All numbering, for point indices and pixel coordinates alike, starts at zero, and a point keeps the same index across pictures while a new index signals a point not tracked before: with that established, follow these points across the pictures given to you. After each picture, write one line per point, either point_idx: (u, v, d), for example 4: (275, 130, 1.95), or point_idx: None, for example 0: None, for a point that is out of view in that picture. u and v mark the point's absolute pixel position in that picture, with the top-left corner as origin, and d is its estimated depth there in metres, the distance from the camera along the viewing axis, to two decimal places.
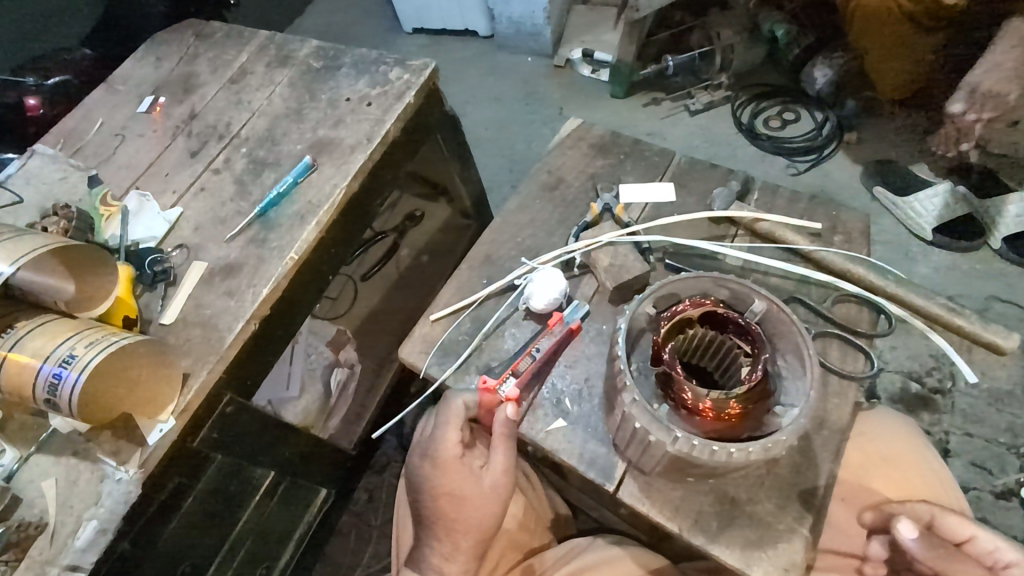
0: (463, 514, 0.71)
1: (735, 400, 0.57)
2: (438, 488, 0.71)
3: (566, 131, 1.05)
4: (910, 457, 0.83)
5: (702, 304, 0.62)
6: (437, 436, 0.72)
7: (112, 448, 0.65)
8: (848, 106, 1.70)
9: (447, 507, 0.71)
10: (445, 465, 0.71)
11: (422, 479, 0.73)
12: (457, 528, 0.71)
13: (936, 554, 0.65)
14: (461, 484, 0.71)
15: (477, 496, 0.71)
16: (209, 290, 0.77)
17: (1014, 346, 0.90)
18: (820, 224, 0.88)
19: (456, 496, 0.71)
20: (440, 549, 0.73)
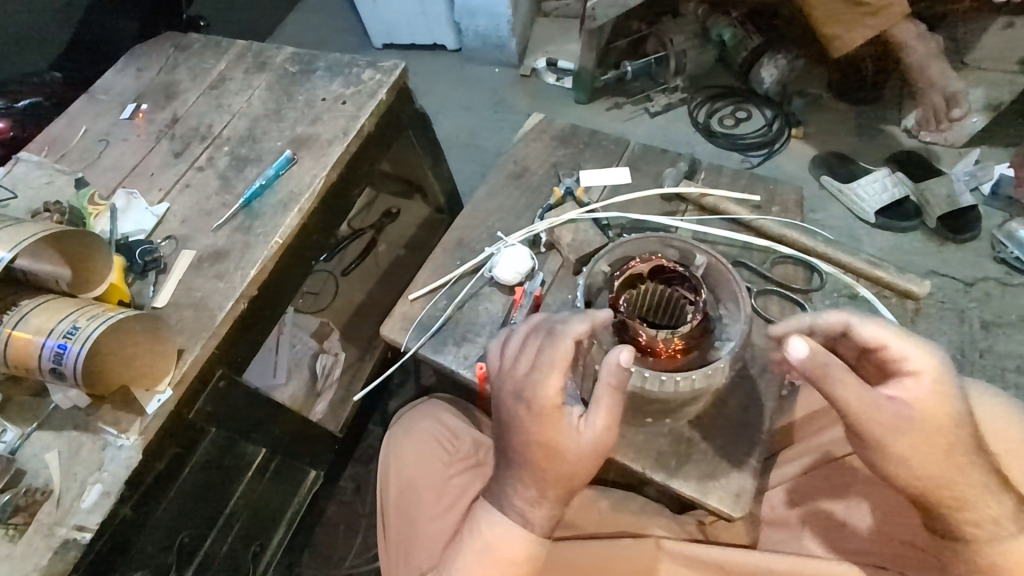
0: (551, 471, 0.65)
1: (680, 337, 0.65)
2: (534, 437, 0.65)
3: (529, 125, 1.13)
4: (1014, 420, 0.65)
5: (651, 260, 0.70)
6: (542, 379, 0.64)
7: (113, 418, 0.70)
8: (795, 103, 1.85)
9: (542, 457, 0.65)
10: (546, 412, 0.64)
11: (516, 427, 0.66)
12: (553, 477, 0.66)
13: (824, 367, 0.58)
14: (558, 438, 0.64)
15: (579, 450, 0.64)
16: (199, 274, 0.82)
17: (928, 292, 0.96)
18: (759, 197, 0.98)
19: (547, 450, 0.65)
20: (524, 495, 0.68)
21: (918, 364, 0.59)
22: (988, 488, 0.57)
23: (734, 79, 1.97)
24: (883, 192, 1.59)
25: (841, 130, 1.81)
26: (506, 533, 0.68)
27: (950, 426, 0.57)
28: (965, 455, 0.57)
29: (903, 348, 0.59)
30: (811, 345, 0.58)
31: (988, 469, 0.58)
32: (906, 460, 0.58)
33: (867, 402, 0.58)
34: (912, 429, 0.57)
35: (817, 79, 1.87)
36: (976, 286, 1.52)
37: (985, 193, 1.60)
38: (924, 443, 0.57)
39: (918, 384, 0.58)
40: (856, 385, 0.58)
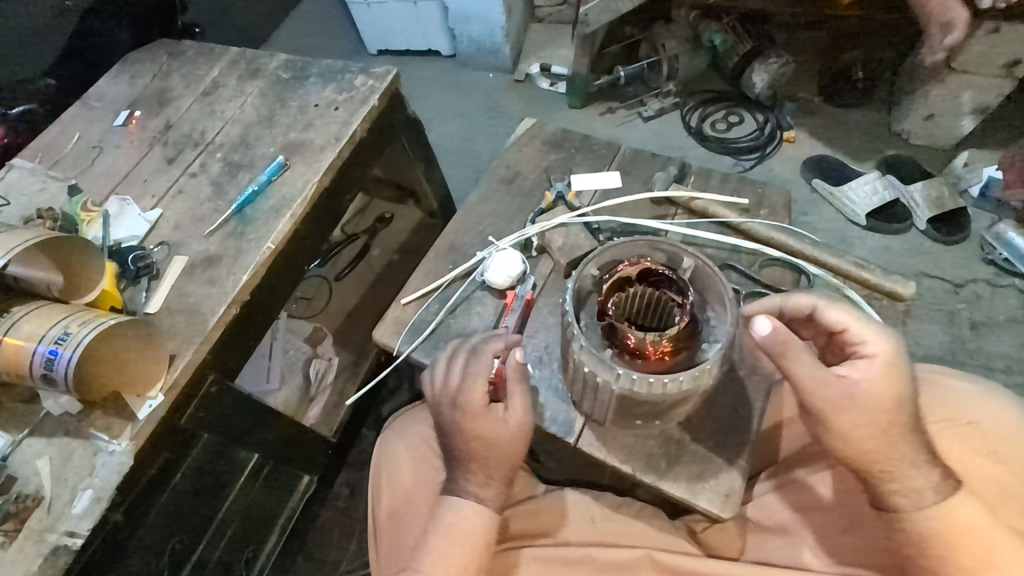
0: (490, 453, 0.73)
1: (668, 339, 0.65)
2: (470, 429, 0.73)
3: (521, 130, 1.14)
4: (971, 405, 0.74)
5: (639, 263, 0.71)
6: (467, 382, 0.74)
7: (104, 424, 0.70)
8: (787, 107, 1.87)
9: (479, 445, 0.73)
10: (473, 410, 0.73)
11: (453, 424, 0.74)
12: (491, 461, 0.73)
13: (785, 344, 0.64)
14: (488, 425, 0.73)
15: (509, 434, 0.73)
16: (191, 279, 0.83)
17: (914, 293, 0.96)
18: (747, 200, 0.99)
19: (483, 437, 0.73)
20: (474, 479, 0.74)
21: (874, 347, 0.66)
22: (918, 460, 0.64)
23: (726, 84, 1.98)
24: (873, 194, 1.61)
25: (831, 134, 1.83)
26: (464, 511, 0.72)
27: (895, 403, 0.64)
28: (904, 430, 0.64)
29: (863, 332, 0.67)
30: (775, 323, 0.64)
31: (922, 444, 0.65)
32: (848, 432, 0.64)
33: (821, 379, 0.64)
34: (858, 405, 0.64)
35: (803, 89, 1.91)
36: (966, 288, 1.53)
37: (975, 195, 1.63)
38: (867, 417, 0.64)
39: (870, 366, 0.65)
40: (812, 363, 0.64)
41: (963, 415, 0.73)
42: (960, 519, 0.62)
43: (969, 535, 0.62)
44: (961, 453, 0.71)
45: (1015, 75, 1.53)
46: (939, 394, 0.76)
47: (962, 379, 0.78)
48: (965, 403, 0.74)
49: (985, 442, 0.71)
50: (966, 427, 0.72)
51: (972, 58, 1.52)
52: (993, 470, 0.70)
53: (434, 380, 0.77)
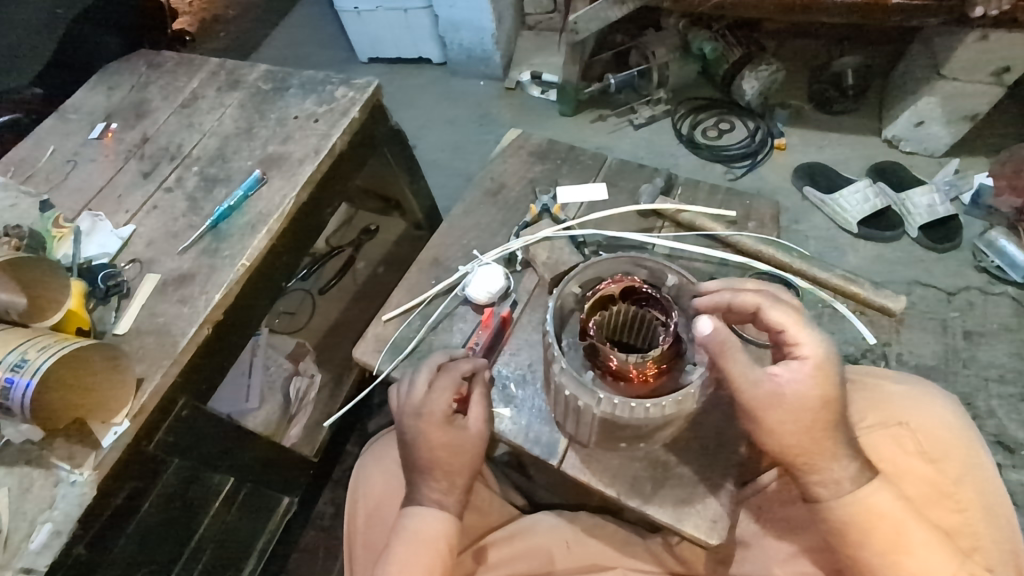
0: (452, 463, 0.72)
1: (652, 361, 0.63)
2: (433, 440, 0.71)
3: (507, 141, 1.13)
4: (913, 409, 0.75)
5: (622, 281, 0.68)
6: (428, 393, 0.72)
7: (66, 452, 0.67)
8: (777, 115, 1.86)
9: (442, 454, 0.71)
10: (435, 422, 0.71)
11: (416, 435, 0.72)
12: (455, 469, 0.72)
13: (723, 344, 0.61)
14: (450, 434, 0.71)
15: (470, 441, 0.72)
16: (162, 299, 0.80)
17: (904, 309, 0.97)
18: (735, 212, 0.97)
19: (445, 445, 0.71)
20: (436, 489, 0.72)
21: (807, 350, 0.63)
22: (839, 453, 0.62)
23: (717, 91, 1.97)
24: (864, 203, 1.60)
25: (822, 141, 1.82)
26: (427, 519, 0.70)
27: (824, 404, 0.62)
28: (829, 426, 0.62)
29: (800, 334, 0.64)
30: (717, 323, 0.60)
31: (846, 438, 0.63)
32: (775, 429, 0.62)
33: (749, 377, 0.62)
34: (786, 404, 0.62)
35: (794, 96, 1.91)
36: (959, 296, 1.52)
37: (966, 201, 1.62)
38: (794, 415, 0.62)
39: (801, 367, 0.63)
40: (745, 363, 0.62)
41: (895, 415, 0.75)
42: (874, 507, 0.61)
43: (879, 521, 0.61)
44: (894, 455, 0.72)
45: (1003, 81, 1.52)
46: (875, 394, 0.77)
47: (898, 382, 0.79)
48: (897, 405, 0.76)
49: (916, 442, 0.72)
50: (897, 428, 0.73)
51: (961, 65, 1.51)
52: (927, 469, 0.71)
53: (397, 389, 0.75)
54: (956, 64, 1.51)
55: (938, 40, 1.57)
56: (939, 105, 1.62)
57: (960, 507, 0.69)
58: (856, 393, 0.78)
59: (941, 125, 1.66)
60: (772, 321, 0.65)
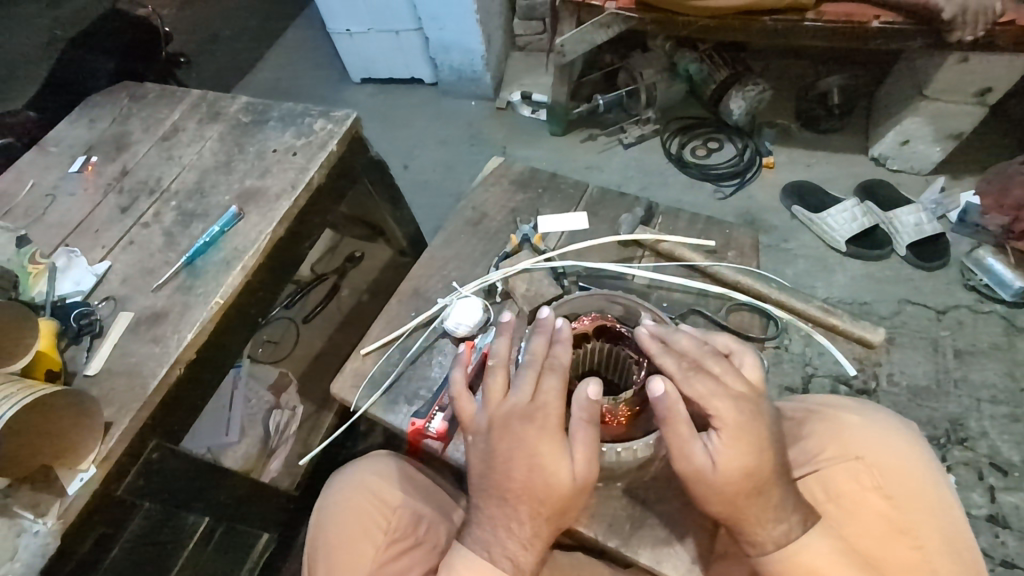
0: (545, 506, 0.62)
1: (624, 404, 0.65)
2: (541, 462, 0.60)
3: (488, 170, 1.13)
4: (871, 441, 0.75)
5: (596, 319, 0.72)
6: (540, 395, 0.63)
7: (31, 501, 0.66)
8: (764, 134, 1.87)
9: (545, 488, 0.61)
10: (548, 434, 0.61)
11: (516, 453, 0.62)
12: (543, 511, 0.62)
13: (663, 412, 0.60)
14: (563, 465, 0.60)
15: (580, 479, 0.61)
16: (135, 338, 0.80)
17: (883, 339, 0.98)
18: (714, 242, 0.99)
19: (550, 476, 0.60)
20: (519, 536, 0.63)
21: (720, 420, 0.60)
22: (765, 519, 0.61)
23: (706, 110, 1.99)
24: (852, 221, 1.62)
25: (809, 160, 1.83)
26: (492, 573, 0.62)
27: (749, 477, 0.59)
28: (753, 494, 0.60)
29: (715, 405, 0.60)
30: (668, 387, 0.59)
31: (775, 503, 0.61)
32: (705, 498, 0.61)
33: (684, 451, 0.60)
34: (712, 478, 0.59)
35: (780, 115, 1.92)
36: (949, 314, 1.52)
37: (953, 219, 1.63)
38: (719, 487, 0.60)
39: (718, 440, 0.59)
40: (687, 436, 0.59)
41: (852, 449, 0.74)
42: (805, 563, 0.61)
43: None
44: (852, 490, 0.73)
45: (985, 102, 1.54)
46: (834, 424, 0.77)
47: (857, 412, 0.78)
48: (856, 437, 0.75)
49: (873, 477, 0.73)
50: (855, 462, 0.74)
51: (942, 86, 1.53)
52: (884, 504, 0.72)
53: (496, 388, 0.66)
54: (938, 85, 1.53)
55: (920, 62, 1.60)
56: (923, 125, 1.63)
57: (917, 544, 0.69)
58: (815, 424, 0.78)
59: (925, 144, 1.67)
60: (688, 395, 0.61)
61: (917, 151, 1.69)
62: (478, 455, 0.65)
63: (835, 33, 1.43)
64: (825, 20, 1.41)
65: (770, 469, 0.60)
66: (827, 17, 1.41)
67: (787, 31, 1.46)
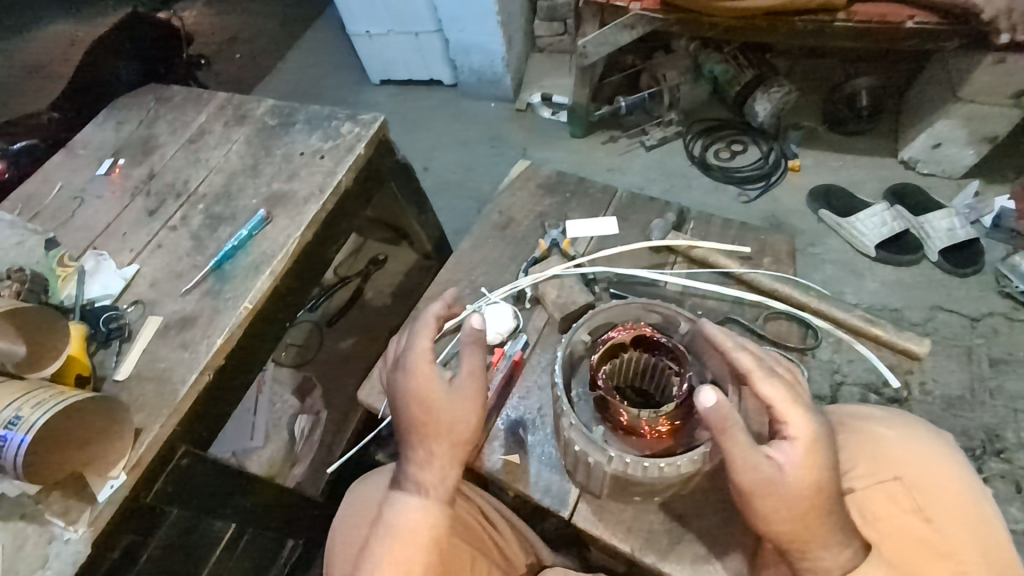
0: (430, 428, 0.66)
1: (665, 416, 0.62)
2: (413, 392, 0.67)
3: (515, 173, 1.11)
4: (902, 456, 0.72)
5: (633, 329, 0.68)
6: (405, 344, 0.71)
7: (61, 508, 0.65)
8: (790, 136, 1.84)
9: (422, 412, 0.67)
10: (416, 370, 0.68)
11: (398, 390, 0.68)
12: (432, 433, 0.66)
13: (723, 420, 0.58)
14: (432, 386, 0.67)
15: (453, 398, 0.67)
16: (164, 343, 0.79)
17: (929, 352, 0.94)
18: (749, 248, 0.96)
19: (422, 398, 0.67)
20: (419, 461, 0.66)
21: (797, 430, 0.59)
22: (832, 541, 0.58)
23: (729, 112, 1.95)
24: (882, 226, 1.58)
25: (837, 163, 1.79)
26: (415, 509, 0.64)
27: (818, 491, 0.58)
28: (823, 513, 0.58)
29: (790, 413, 0.60)
30: (720, 397, 0.57)
31: (840, 525, 0.59)
32: (768, 517, 0.58)
33: (749, 461, 0.58)
34: (782, 490, 0.57)
35: (807, 117, 1.88)
36: (983, 322, 1.47)
37: (987, 224, 1.58)
38: (789, 501, 0.57)
39: (791, 450, 0.59)
40: (747, 445, 0.58)
41: (889, 469, 0.71)
42: None
43: None
44: (891, 513, 0.69)
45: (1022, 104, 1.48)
46: (865, 439, 0.74)
47: (884, 424, 0.75)
48: (889, 454, 0.72)
49: (912, 499, 0.69)
50: (892, 483, 0.70)
51: (978, 88, 1.49)
52: (925, 529, 0.68)
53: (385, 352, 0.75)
54: (972, 87, 1.49)
55: (954, 63, 1.56)
56: (956, 128, 1.58)
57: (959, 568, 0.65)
58: (844, 438, 0.74)
59: (958, 147, 1.62)
60: (765, 396, 0.61)
61: (949, 155, 1.65)
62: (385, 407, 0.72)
63: (866, 32, 1.39)
64: (855, 21, 1.37)
65: (836, 487, 0.59)
66: (859, 17, 1.37)
67: (815, 32, 1.42)
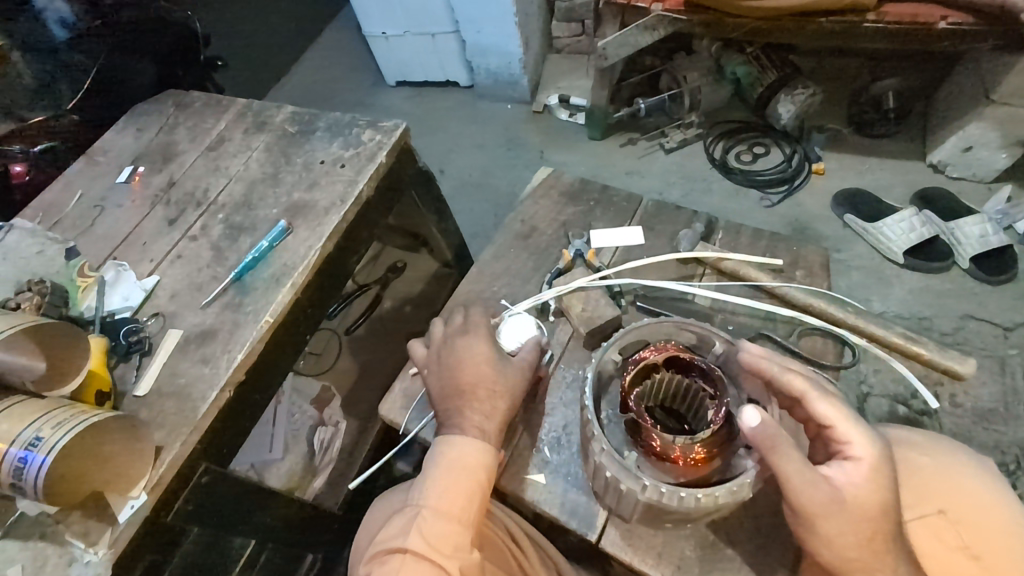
0: (490, 385, 0.72)
1: (700, 445, 0.59)
2: (477, 352, 0.74)
3: (537, 180, 1.08)
4: (941, 488, 0.68)
5: (665, 350, 0.65)
6: (467, 320, 0.80)
7: (82, 529, 0.64)
8: (814, 138, 1.79)
9: (485, 368, 0.73)
10: (479, 338, 0.76)
11: (458, 351, 0.75)
12: (491, 387, 0.72)
13: (774, 440, 0.55)
14: (494, 352, 0.75)
15: (512, 365, 0.75)
16: (184, 358, 0.78)
17: (973, 372, 0.90)
18: (781, 260, 0.93)
19: (485, 358, 0.74)
20: (476, 412, 0.71)
21: (859, 450, 0.58)
22: (898, 567, 0.57)
23: (751, 114, 1.90)
24: (910, 232, 1.51)
25: (864, 166, 1.74)
26: (466, 445, 0.67)
27: (881, 514, 0.56)
28: (887, 538, 0.56)
29: (850, 432, 0.59)
30: (764, 416, 0.55)
31: (902, 551, 0.57)
32: (833, 540, 0.56)
33: (808, 482, 0.55)
34: (846, 511, 0.56)
35: (833, 118, 1.83)
36: (1016, 332, 1.42)
37: (1020, 231, 1.52)
38: (854, 523, 0.56)
39: (852, 469, 0.57)
40: (802, 465, 0.55)
41: (933, 502, 0.68)
42: None
43: None
44: (935, 550, 0.65)
45: None
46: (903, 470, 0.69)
47: (923, 454, 0.70)
48: (929, 486, 0.68)
49: (958, 535, 0.66)
50: (937, 517, 0.67)
51: (1013, 91, 1.44)
52: (972, 567, 0.64)
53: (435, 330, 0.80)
54: (1007, 89, 1.44)
55: (986, 64, 1.50)
56: (988, 132, 1.53)
57: None
58: None
59: (990, 151, 1.57)
60: (819, 415, 0.60)
61: (981, 159, 1.59)
62: (432, 373, 0.76)
63: (897, 33, 1.34)
64: (886, 21, 1.32)
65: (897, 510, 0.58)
66: (890, 17, 1.32)
67: (844, 33, 1.38)
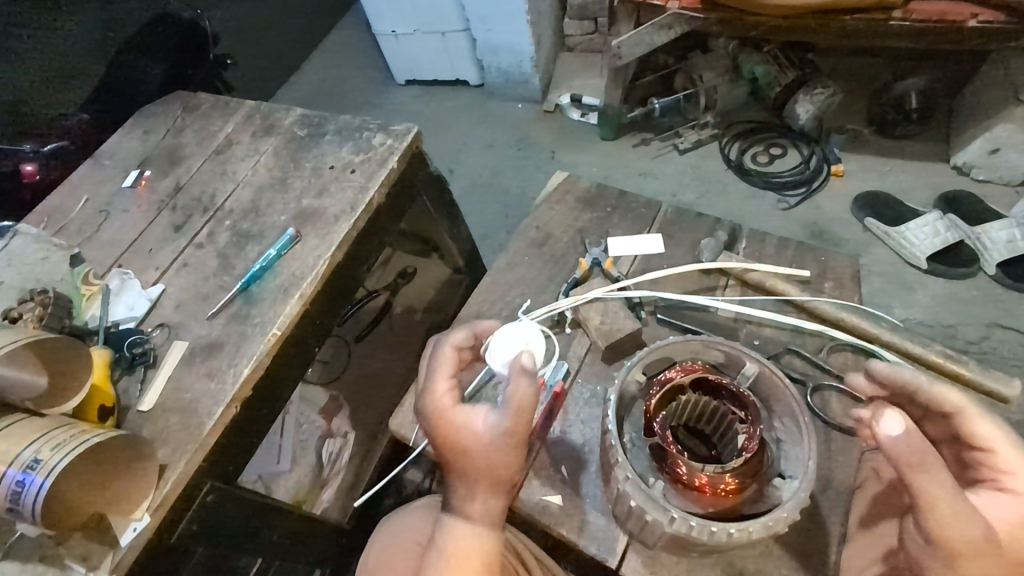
0: (467, 473, 0.60)
1: (731, 475, 0.56)
2: (439, 443, 0.61)
3: (552, 185, 1.05)
4: None
5: (692, 370, 0.62)
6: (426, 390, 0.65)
7: (83, 552, 0.62)
8: (834, 138, 1.74)
9: (454, 457, 0.61)
10: (440, 418, 0.62)
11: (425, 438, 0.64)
12: (469, 474, 0.60)
13: (920, 455, 0.52)
14: (461, 429, 0.61)
15: (485, 440, 0.60)
16: (189, 371, 0.75)
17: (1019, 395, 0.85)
18: (809, 271, 0.89)
19: (451, 443, 0.61)
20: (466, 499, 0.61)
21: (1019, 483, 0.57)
22: None
23: (768, 114, 1.86)
24: (934, 237, 1.48)
25: (887, 167, 1.68)
26: (465, 537, 0.60)
27: None
28: None
29: (1010, 459, 0.58)
30: (909, 425, 0.53)
31: None
32: None
33: (960, 514, 0.51)
34: (996, 549, 0.51)
35: (854, 118, 1.77)
36: None
37: None
38: (1000, 563, 0.52)
39: (1011, 503, 0.56)
40: (951, 494, 0.51)
41: None
42: None
43: None
44: None
45: None
46: None
47: None
48: None
49: None
50: None
51: None
52: None
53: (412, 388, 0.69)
54: None
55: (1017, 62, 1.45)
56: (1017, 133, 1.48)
57: None
58: None
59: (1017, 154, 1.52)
60: (978, 434, 0.59)
61: (1010, 161, 1.54)
62: None
63: (925, 32, 1.29)
64: (914, 20, 1.27)
65: None
66: (917, 15, 1.27)
67: (868, 32, 1.32)
